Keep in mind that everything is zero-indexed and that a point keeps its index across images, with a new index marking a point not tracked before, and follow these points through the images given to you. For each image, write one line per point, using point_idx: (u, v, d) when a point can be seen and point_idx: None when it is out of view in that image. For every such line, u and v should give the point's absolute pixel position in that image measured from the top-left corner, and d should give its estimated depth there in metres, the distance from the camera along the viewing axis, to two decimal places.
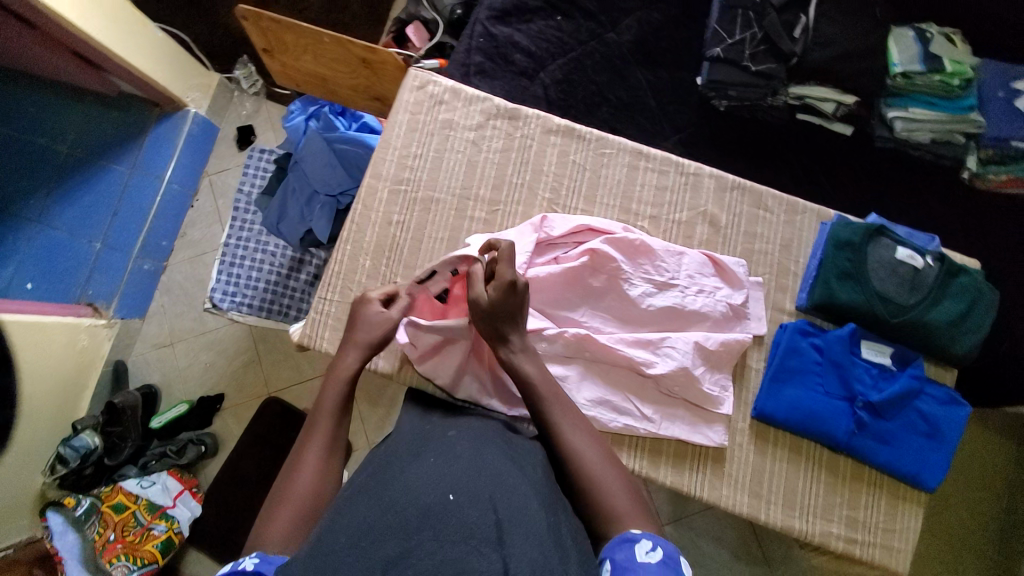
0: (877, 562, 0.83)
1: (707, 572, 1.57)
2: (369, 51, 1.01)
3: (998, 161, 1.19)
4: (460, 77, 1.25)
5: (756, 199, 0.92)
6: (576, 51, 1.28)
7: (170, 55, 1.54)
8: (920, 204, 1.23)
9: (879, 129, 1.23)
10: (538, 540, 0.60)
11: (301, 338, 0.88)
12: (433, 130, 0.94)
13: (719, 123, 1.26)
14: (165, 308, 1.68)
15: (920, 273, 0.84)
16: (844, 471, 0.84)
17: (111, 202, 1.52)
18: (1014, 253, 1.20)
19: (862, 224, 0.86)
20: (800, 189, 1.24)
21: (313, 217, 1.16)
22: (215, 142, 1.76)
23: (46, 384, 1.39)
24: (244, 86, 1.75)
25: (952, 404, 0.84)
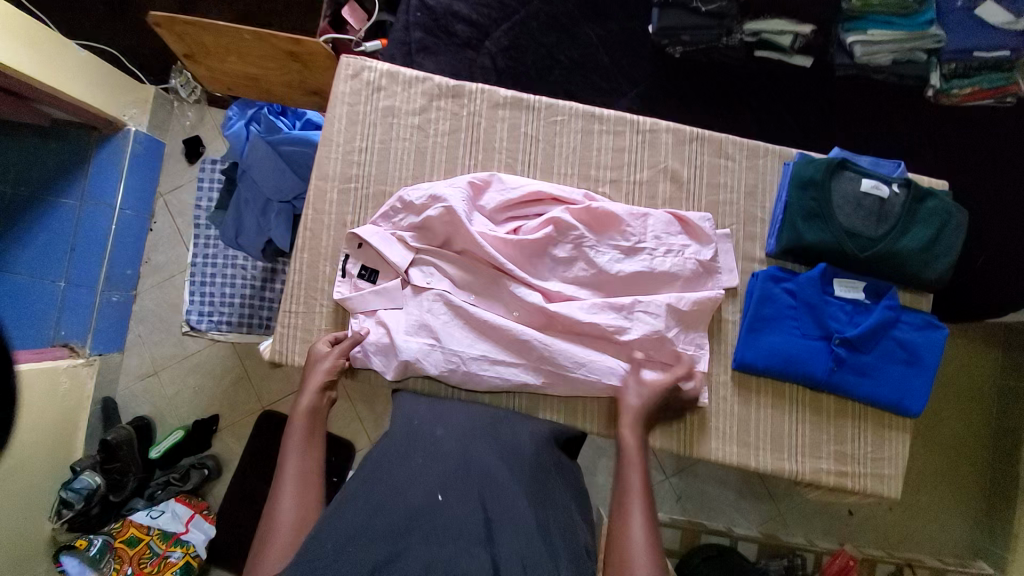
0: (869, 491, 0.85)
1: (715, 514, 1.62)
2: (295, 43, 0.96)
3: (960, 75, 1.16)
4: (402, 58, 1.19)
5: (716, 148, 0.89)
6: (520, 13, 1.21)
7: (100, 75, 1.44)
8: (886, 130, 1.20)
9: (839, 56, 1.18)
10: (525, 535, 0.63)
11: (271, 354, 0.88)
12: (375, 120, 0.90)
13: (675, 71, 1.22)
14: (143, 338, 1.65)
15: (886, 203, 0.83)
16: (828, 408, 0.86)
17: (67, 239, 1.49)
18: (983, 167, 1.19)
19: (824, 160, 0.84)
20: (765, 129, 1.21)
21: (271, 226, 1.12)
22: (163, 160, 1.68)
23: (34, 432, 1.36)
24: (183, 95, 1.65)
25: (929, 328, 0.84)
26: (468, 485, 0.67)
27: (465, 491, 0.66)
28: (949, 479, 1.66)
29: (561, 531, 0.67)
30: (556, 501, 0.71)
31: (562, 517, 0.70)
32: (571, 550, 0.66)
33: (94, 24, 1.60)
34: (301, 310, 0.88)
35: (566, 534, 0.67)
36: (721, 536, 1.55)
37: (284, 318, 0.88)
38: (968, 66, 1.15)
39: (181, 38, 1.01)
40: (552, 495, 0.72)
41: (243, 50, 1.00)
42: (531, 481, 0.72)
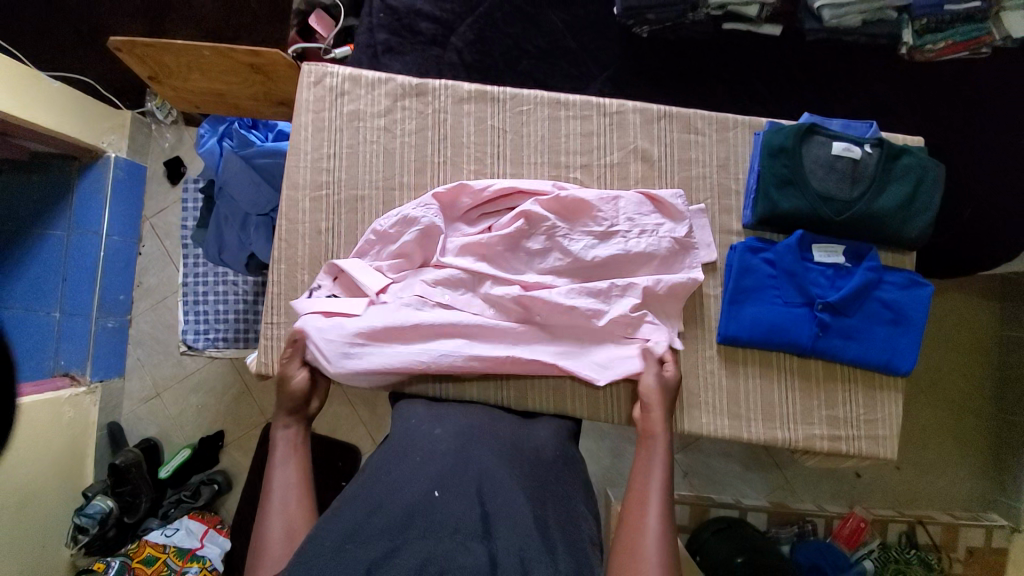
0: (864, 453, 0.86)
1: (723, 488, 1.63)
2: (254, 55, 0.96)
3: (931, 30, 1.15)
4: (369, 61, 1.18)
5: (685, 123, 0.89)
6: (483, 5, 1.20)
7: (77, 105, 1.44)
8: (862, 90, 1.19)
9: (809, 21, 1.15)
10: (523, 526, 0.63)
11: (258, 368, 0.89)
12: (341, 125, 0.90)
13: (645, 50, 1.21)
14: (142, 361, 1.66)
15: (859, 164, 0.82)
16: (816, 375, 0.86)
17: (58, 269, 1.51)
18: (963, 119, 1.17)
19: (792, 126, 0.83)
20: (739, 100, 1.20)
21: (252, 240, 1.13)
22: (146, 183, 1.68)
23: (42, 462, 1.38)
24: (160, 118, 1.65)
25: (913, 286, 0.84)
26: (466, 481, 0.68)
27: (461, 487, 0.67)
28: (956, 434, 1.66)
29: (561, 526, 0.67)
30: (556, 496, 0.72)
31: (562, 511, 0.70)
32: (569, 541, 0.66)
33: (63, 53, 1.59)
34: (283, 320, 0.89)
35: (568, 526, 0.68)
36: (729, 509, 1.56)
37: (267, 330, 0.89)
38: (941, 20, 1.14)
39: (143, 61, 1.01)
40: (551, 491, 0.72)
41: (205, 66, 1.00)
42: (529, 476, 0.72)
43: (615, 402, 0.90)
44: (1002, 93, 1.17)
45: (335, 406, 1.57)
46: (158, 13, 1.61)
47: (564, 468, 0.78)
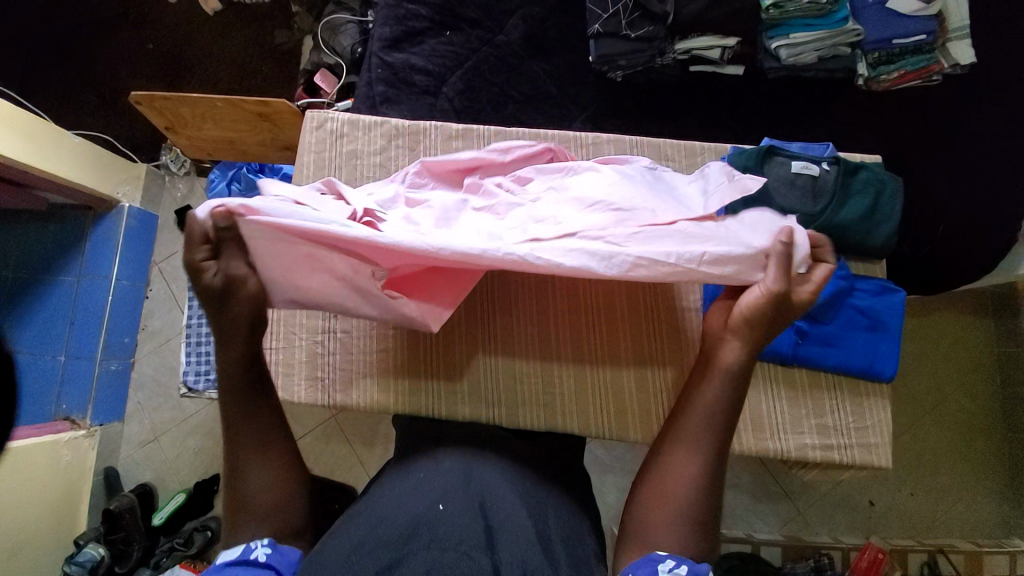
0: (858, 461, 0.86)
1: (734, 521, 1.57)
2: (261, 104, 1.05)
3: (885, 61, 1.24)
4: (369, 110, 1.29)
5: (656, 152, 0.96)
6: (471, 59, 1.32)
7: (95, 157, 1.53)
8: (826, 120, 1.28)
9: (768, 61, 1.26)
10: (526, 536, 0.63)
11: None
12: (340, 163, 0.98)
13: (620, 93, 1.31)
14: (142, 405, 1.67)
15: (819, 180, 0.88)
16: (803, 382, 0.87)
17: (67, 312, 1.57)
18: (923, 143, 1.25)
19: (755, 149, 0.90)
20: (709, 133, 1.29)
21: None
22: (157, 230, 1.77)
23: (36, 510, 1.36)
24: (173, 169, 1.76)
25: (885, 293, 0.87)
26: (467, 497, 0.68)
27: (463, 502, 0.67)
28: (968, 457, 1.62)
29: (563, 540, 0.67)
30: (558, 512, 0.72)
31: (566, 524, 0.70)
32: (571, 555, 0.66)
33: (89, 115, 1.73)
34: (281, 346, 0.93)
35: (570, 540, 0.69)
36: (741, 544, 1.48)
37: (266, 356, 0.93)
38: (891, 53, 1.23)
39: (162, 113, 1.11)
40: (552, 508, 0.73)
41: (217, 115, 1.10)
42: (530, 495, 0.72)
43: (604, 419, 0.90)
44: (958, 118, 1.26)
45: (333, 444, 1.56)
46: (178, 78, 1.77)
47: (563, 485, 0.79)
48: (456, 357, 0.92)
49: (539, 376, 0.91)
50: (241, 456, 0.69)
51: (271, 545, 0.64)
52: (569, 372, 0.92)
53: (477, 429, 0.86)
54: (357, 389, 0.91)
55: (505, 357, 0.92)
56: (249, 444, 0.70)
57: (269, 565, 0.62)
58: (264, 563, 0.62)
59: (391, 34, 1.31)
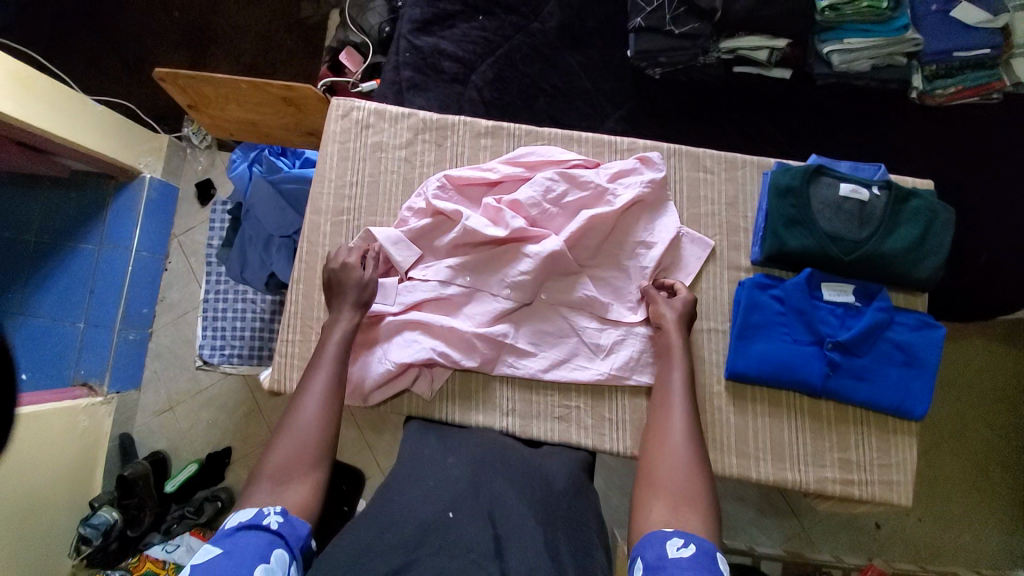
0: (878, 499, 0.83)
1: (736, 533, 1.57)
2: (288, 89, 1.02)
3: (943, 75, 1.16)
4: (394, 95, 1.24)
5: (695, 161, 0.92)
6: (504, 46, 1.26)
7: (117, 127, 1.52)
8: (874, 133, 1.21)
9: (818, 66, 1.19)
10: (535, 551, 0.62)
11: (271, 384, 0.91)
12: (364, 155, 0.95)
13: (657, 92, 1.25)
14: (158, 374, 1.70)
15: (867, 206, 0.83)
16: (828, 414, 0.84)
17: (87, 280, 1.58)
18: (977, 163, 1.18)
19: (800, 168, 0.85)
20: (749, 140, 1.23)
21: (273, 260, 1.17)
22: (177, 203, 1.77)
23: (53, 471, 1.40)
24: (195, 142, 1.75)
25: (925, 328, 0.83)
26: (478, 504, 0.68)
27: (474, 510, 0.67)
28: (983, 488, 1.58)
29: (572, 555, 0.65)
30: (567, 523, 0.70)
31: (575, 538, 0.69)
32: (579, 567, 0.64)
33: (112, 80, 1.70)
34: (296, 338, 0.92)
35: (578, 552, 0.67)
36: (742, 556, 1.48)
37: (282, 347, 0.92)
38: (951, 66, 1.15)
39: (186, 91, 1.08)
40: (562, 518, 0.71)
41: (241, 97, 1.07)
42: (539, 502, 0.71)
43: (620, 436, 0.88)
44: (1016, 140, 1.18)
45: (343, 428, 1.57)
46: (202, 47, 1.73)
47: (575, 497, 0.76)
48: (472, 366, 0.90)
49: (556, 388, 0.89)
50: (307, 391, 0.76)
51: (282, 515, 0.63)
52: (587, 388, 0.89)
53: (491, 434, 0.85)
54: None
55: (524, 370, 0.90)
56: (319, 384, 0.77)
57: (279, 534, 0.61)
58: (275, 530, 0.61)
59: (422, 16, 1.26)
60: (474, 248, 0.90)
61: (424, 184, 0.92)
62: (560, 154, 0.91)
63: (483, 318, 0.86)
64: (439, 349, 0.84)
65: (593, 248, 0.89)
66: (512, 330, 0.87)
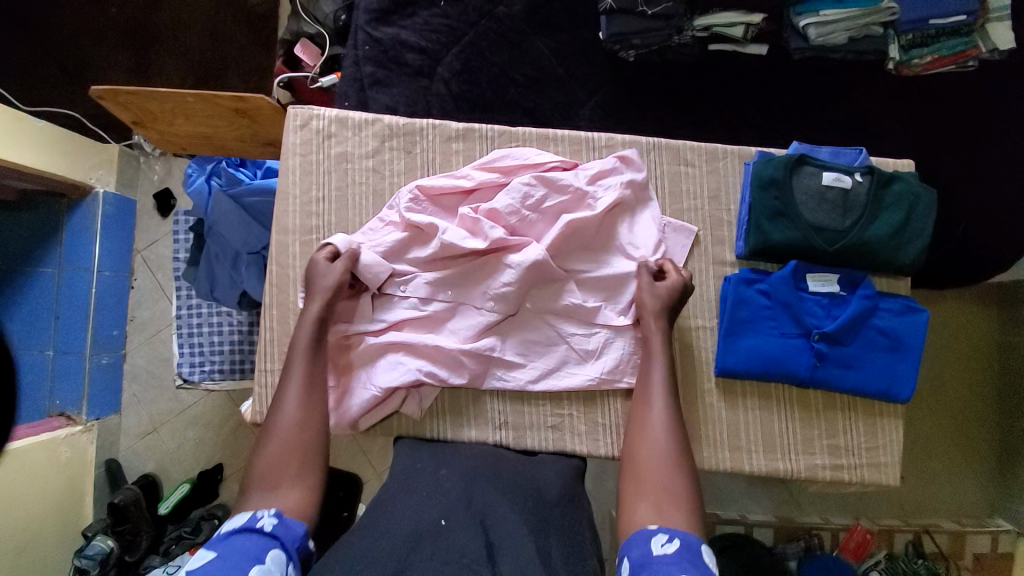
0: (866, 481, 0.85)
1: (729, 505, 1.62)
2: (239, 100, 0.95)
3: (918, 44, 1.14)
4: (357, 94, 1.17)
5: (675, 154, 0.89)
6: (469, 34, 1.19)
7: (62, 141, 1.42)
8: (852, 106, 1.19)
9: (794, 40, 1.15)
10: (528, 555, 0.62)
11: (253, 415, 0.88)
12: (329, 168, 0.90)
13: (632, 76, 1.20)
14: (137, 396, 1.65)
15: (850, 193, 0.82)
16: (817, 403, 0.85)
17: (51, 306, 1.50)
18: (953, 132, 1.17)
19: (783, 157, 0.83)
20: (728, 121, 1.20)
21: (244, 279, 1.12)
22: (137, 216, 1.67)
23: (39, 507, 1.36)
24: (149, 149, 1.65)
25: (909, 312, 0.83)
26: (471, 512, 0.67)
27: (466, 517, 0.66)
28: (959, 442, 1.65)
29: (564, 558, 0.65)
30: (560, 529, 0.70)
31: (567, 543, 0.69)
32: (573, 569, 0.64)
33: (48, 88, 1.57)
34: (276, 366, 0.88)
35: (572, 555, 0.67)
36: (735, 526, 1.53)
37: (261, 378, 0.88)
38: (926, 35, 1.13)
39: (127, 107, 1.00)
40: (555, 523, 0.71)
41: (189, 111, 1.00)
42: (532, 510, 0.71)
43: (614, 440, 0.88)
44: (991, 106, 1.17)
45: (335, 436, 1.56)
46: (145, 46, 1.60)
47: (569, 504, 0.76)
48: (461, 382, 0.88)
49: (547, 397, 0.88)
50: (286, 387, 0.75)
51: (278, 516, 0.62)
52: (578, 395, 0.88)
53: (486, 449, 0.84)
54: None
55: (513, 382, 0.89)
56: (297, 380, 0.76)
57: (274, 535, 0.59)
58: (269, 530, 0.59)
59: (379, 6, 1.18)
60: (454, 259, 0.86)
61: (397, 195, 0.87)
62: (537, 157, 0.87)
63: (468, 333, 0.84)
64: (425, 369, 0.82)
65: (575, 250, 0.87)
66: (498, 343, 0.85)
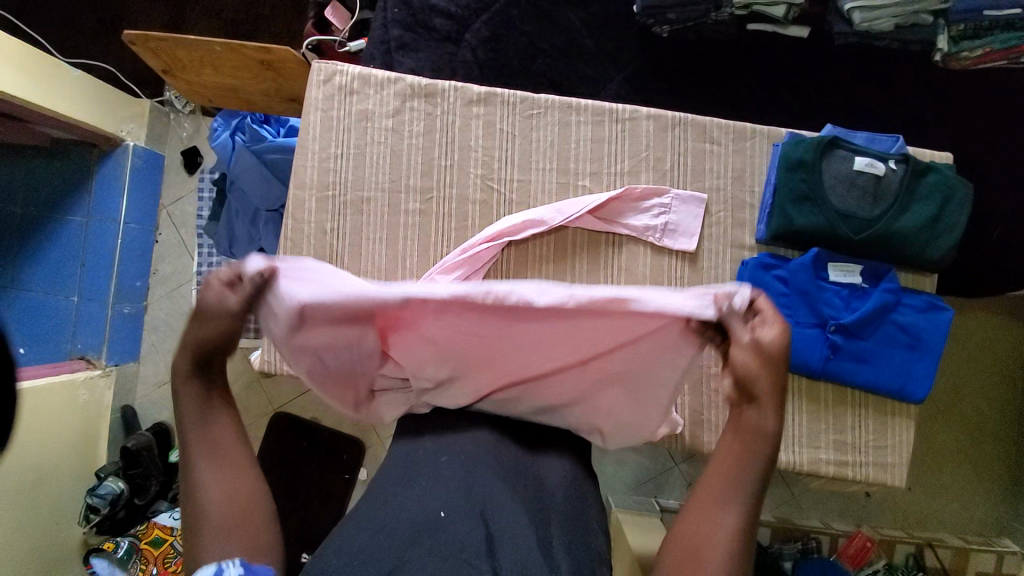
0: (872, 480, 0.83)
1: None
2: (264, 52, 0.96)
3: (970, 35, 1.06)
4: (382, 57, 1.16)
5: (701, 132, 0.87)
6: (499, 2, 1.16)
7: (98, 95, 1.46)
8: (893, 98, 1.14)
9: (838, 25, 1.10)
10: (527, 546, 0.60)
11: (262, 364, 0.92)
12: (349, 124, 0.90)
13: (664, 54, 1.17)
14: (155, 347, 1.69)
15: (882, 181, 0.79)
16: (826, 397, 0.83)
17: (77, 254, 1.54)
18: (999, 132, 1.11)
19: (814, 139, 0.80)
20: (759, 106, 1.16)
21: (261, 235, 1.12)
22: (164, 171, 1.70)
23: (56, 445, 1.41)
24: (178, 107, 1.67)
25: (933, 310, 0.80)
26: (471, 502, 0.65)
27: (466, 509, 0.64)
28: (973, 457, 1.60)
29: (566, 545, 0.65)
30: (563, 521, 0.68)
31: (570, 532, 0.68)
32: (572, 559, 0.64)
33: (85, 40, 1.60)
34: None
35: (574, 544, 0.66)
36: None
37: None
38: (979, 26, 1.04)
39: (157, 54, 1.01)
40: (556, 516, 0.69)
41: (217, 61, 1.01)
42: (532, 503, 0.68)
43: None
44: None
45: None
46: (178, 4, 1.62)
47: (573, 493, 0.74)
48: None
49: None
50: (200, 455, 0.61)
51: (245, 566, 0.54)
52: None
53: None
54: None
55: None
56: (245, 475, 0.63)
57: None
58: None
59: None
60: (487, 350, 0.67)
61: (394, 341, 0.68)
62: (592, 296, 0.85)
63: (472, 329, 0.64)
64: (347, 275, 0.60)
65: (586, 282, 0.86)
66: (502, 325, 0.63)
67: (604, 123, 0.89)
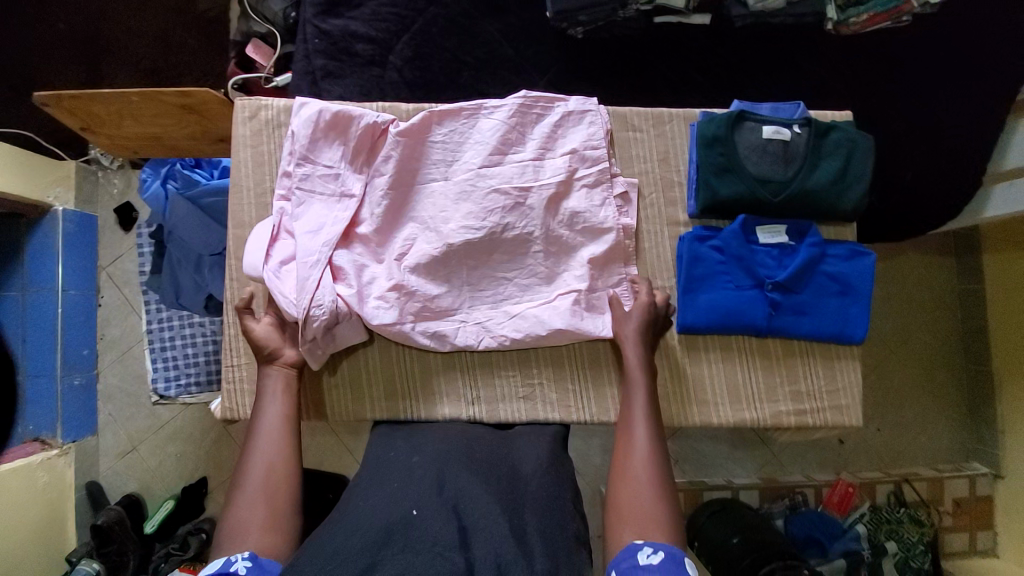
0: (830, 423, 0.88)
1: (716, 471, 1.62)
2: (184, 96, 0.96)
3: (852, 2, 1.15)
4: (309, 88, 1.17)
5: (622, 121, 0.92)
6: (418, 22, 1.20)
7: (17, 163, 1.40)
8: (796, 69, 1.23)
9: (734, 7, 1.18)
10: (502, 535, 0.62)
11: (224, 412, 0.89)
12: (281, 156, 0.91)
13: (582, 53, 1.22)
14: (113, 415, 1.60)
15: (790, 145, 0.85)
16: (777, 351, 0.88)
17: (19, 329, 1.49)
18: (894, 87, 1.21)
19: (723, 115, 0.86)
20: (677, 92, 1.23)
21: (208, 281, 1.09)
22: (98, 232, 1.63)
23: (16, 535, 1.32)
24: (105, 164, 1.62)
25: (855, 256, 0.86)
26: (442, 499, 0.66)
27: (438, 505, 0.65)
28: (930, 389, 1.71)
29: (540, 530, 0.65)
30: (538, 504, 0.69)
31: (547, 515, 0.69)
32: (548, 543, 0.64)
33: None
34: (242, 363, 0.90)
35: (548, 528, 0.66)
36: (722, 491, 1.54)
37: (228, 374, 0.90)
38: None
39: (71, 113, 0.99)
40: (529, 499, 0.70)
41: (136, 112, 1.00)
42: (507, 493, 0.70)
43: (585, 405, 0.91)
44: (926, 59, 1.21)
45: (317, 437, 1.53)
46: (92, 61, 1.58)
47: (546, 476, 0.75)
48: (435, 387, 0.91)
49: (517, 369, 0.91)
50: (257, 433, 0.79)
51: (251, 559, 0.64)
52: (547, 364, 0.91)
53: (465, 423, 0.88)
54: (331, 396, 0.91)
55: (490, 412, 0.90)
56: (266, 426, 0.79)
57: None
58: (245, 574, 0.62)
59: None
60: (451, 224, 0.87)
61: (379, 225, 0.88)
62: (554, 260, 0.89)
63: (438, 214, 0.88)
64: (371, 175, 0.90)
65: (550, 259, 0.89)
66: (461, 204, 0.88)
67: (537, 120, 0.91)
